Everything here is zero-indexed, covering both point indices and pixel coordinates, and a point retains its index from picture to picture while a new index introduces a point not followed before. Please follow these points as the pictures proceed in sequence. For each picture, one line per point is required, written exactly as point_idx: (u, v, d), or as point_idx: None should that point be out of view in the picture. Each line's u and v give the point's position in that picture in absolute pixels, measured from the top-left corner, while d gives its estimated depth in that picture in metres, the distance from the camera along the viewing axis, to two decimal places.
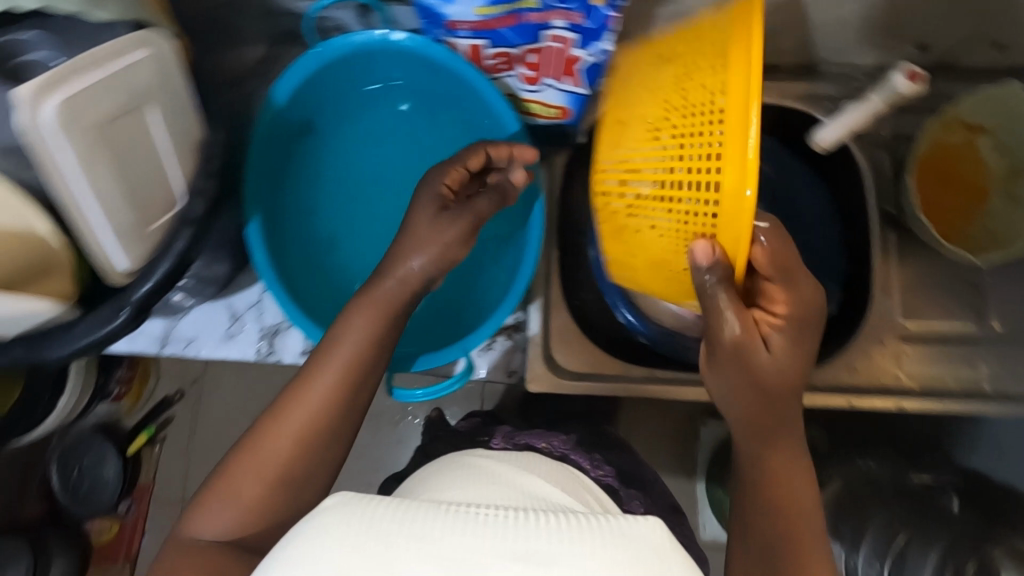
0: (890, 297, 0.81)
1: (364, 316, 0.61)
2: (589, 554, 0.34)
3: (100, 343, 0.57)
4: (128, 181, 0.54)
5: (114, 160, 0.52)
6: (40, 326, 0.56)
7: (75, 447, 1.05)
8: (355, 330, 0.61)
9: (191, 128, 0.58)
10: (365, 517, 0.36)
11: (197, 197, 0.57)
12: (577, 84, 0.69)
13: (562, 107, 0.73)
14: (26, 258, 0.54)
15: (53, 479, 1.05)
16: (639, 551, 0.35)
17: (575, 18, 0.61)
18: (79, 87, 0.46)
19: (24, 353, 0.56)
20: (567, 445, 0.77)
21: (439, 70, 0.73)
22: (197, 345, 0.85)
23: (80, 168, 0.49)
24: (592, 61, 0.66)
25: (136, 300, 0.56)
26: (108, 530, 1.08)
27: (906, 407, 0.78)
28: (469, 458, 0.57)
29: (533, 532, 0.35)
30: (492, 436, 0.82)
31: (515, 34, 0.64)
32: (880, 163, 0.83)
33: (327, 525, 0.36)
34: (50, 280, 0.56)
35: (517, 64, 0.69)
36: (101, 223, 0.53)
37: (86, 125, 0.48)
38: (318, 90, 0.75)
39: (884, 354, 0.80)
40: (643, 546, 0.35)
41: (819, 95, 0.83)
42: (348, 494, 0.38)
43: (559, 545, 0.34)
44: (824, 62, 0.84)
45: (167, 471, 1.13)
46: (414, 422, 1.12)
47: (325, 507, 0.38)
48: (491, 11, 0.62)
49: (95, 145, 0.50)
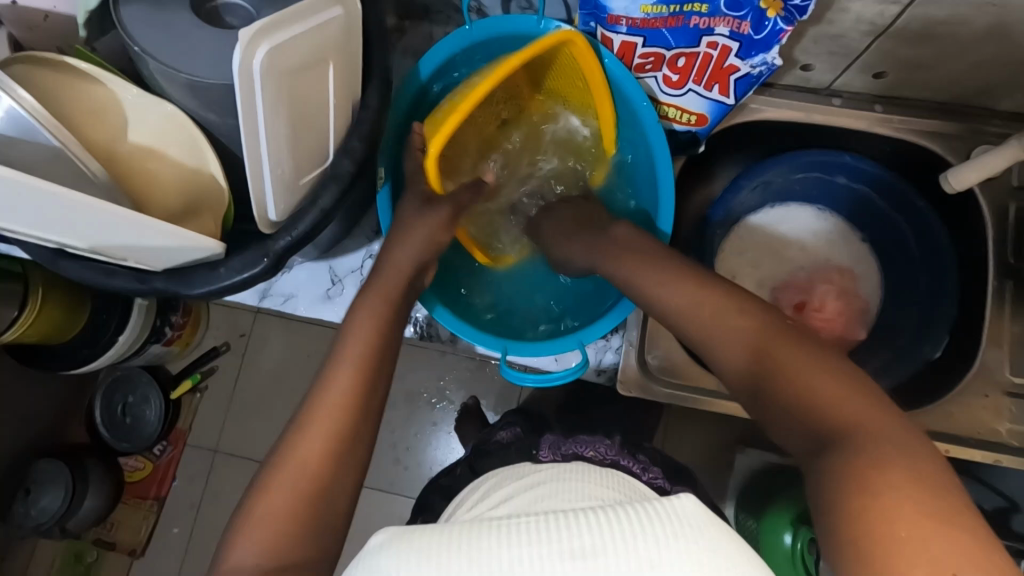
0: (1000, 350, 0.78)
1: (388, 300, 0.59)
2: (644, 542, 0.34)
3: (239, 287, 0.59)
4: (297, 133, 0.55)
5: (291, 110, 0.53)
6: (191, 263, 0.59)
7: (124, 382, 1.06)
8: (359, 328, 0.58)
9: (349, 89, 0.59)
10: (415, 543, 0.36)
11: (349, 155, 0.59)
12: (724, 93, 0.69)
13: (700, 114, 0.73)
14: (192, 194, 0.56)
15: (99, 412, 1.07)
16: (692, 531, 0.35)
17: (741, 27, 0.61)
18: (284, 37, 0.47)
19: (172, 283, 0.58)
20: (614, 450, 0.72)
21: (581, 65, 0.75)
22: (295, 302, 0.87)
23: (265, 115, 0.50)
24: (750, 72, 0.66)
25: (278, 250, 0.57)
26: (143, 468, 1.11)
27: (1004, 462, 0.75)
28: (527, 480, 0.53)
29: (581, 529, 0.35)
30: (537, 447, 0.74)
31: (674, 36, 0.64)
32: (1005, 212, 0.79)
33: (369, 565, 0.36)
34: (201, 218, 0.57)
35: (664, 66, 0.69)
36: (268, 172, 0.55)
37: (280, 74, 0.49)
38: (463, 66, 0.77)
39: (985, 406, 0.77)
40: (694, 527, 0.35)
41: (947, 134, 0.81)
42: (391, 530, 0.37)
43: (604, 537, 0.34)
44: (962, 102, 0.80)
45: (208, 418, 1.15)
46: (449, 406, 1.12)
47: (367, 552, 0.37)
48: (656, 10, 0.62)
49: (281, 94, 0.51)
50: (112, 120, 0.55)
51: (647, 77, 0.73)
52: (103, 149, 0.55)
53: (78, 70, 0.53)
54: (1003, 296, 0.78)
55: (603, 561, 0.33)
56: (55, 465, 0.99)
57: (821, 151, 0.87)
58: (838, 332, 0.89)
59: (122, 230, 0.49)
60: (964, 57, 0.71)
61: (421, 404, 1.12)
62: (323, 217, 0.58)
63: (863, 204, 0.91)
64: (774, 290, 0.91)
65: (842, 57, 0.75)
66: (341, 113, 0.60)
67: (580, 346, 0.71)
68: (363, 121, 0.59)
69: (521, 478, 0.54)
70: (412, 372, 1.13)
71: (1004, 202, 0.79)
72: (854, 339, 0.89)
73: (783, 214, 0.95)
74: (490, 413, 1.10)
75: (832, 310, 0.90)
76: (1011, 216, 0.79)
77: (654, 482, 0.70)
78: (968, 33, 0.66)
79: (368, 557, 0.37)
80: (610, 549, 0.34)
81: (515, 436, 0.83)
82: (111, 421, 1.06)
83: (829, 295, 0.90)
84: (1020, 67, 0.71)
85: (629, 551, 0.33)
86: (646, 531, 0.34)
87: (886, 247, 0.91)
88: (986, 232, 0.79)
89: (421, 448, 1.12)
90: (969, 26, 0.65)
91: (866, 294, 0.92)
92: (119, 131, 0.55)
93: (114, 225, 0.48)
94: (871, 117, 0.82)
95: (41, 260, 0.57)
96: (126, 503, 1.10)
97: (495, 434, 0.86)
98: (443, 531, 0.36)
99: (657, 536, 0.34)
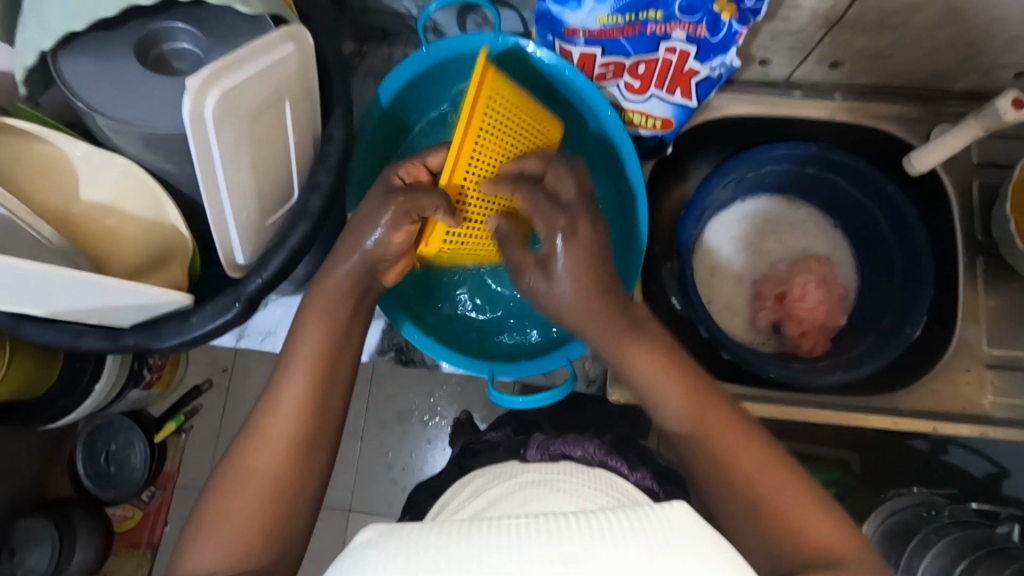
0: (977, 324, 0.80)
1: (330, 335, 0.59)
2: (629, 550, 0.31)
3: (212, 335, 0.57)
4: (259, 175, 0.54)
5: (251, 152, 0.52)
6: (159, 315, 0.57)
7: (105, 429, 1.02)
8: (327, 349, 0.58)
9: (311, 123, 0.58)
10: (408, 548, 0.32)
11: (315, 191, 0.57)
12: (687, 96, 0.69)
13: (665, 118, 0.73)
14: (157, 247, 0.55)
15: (81, 463, 1.02)
16: (679, 535, 0.32)
17: (698, 31, 0.62)
18: (235, 80, 0.46)
19: (143, 338, 0.56)
20: (602, 450, 0.71)
21: (557, 77, 0.72)
22: (275, 338, 0.86)
23: (225, 159, 0.49)
24: (711, 75, 0.66)
25: (248, 294, 0.55)
26: (132, 515, 1.06)
27: (991, 435, 0.76)
28: (530, 480, 0.51)
29: (565, 536, 0.31)
30: (525, 446, 0.72)
31: (632, 44, 0.65)
32: (969, 189, 0.82)
33: (356, 562, 0.33)
34: (168, 269, 0.55)
35: (625, 74, 0.69)
36: (230, 219, 0.53)
37: (235, 119, 0.48)
38: (424, 87, 0.76)
39: (968, 380, 0.79)
40: (679, 531, 0.32)
41: (906, 116, 0.83)
42: (381, 533, 0.33)
43: (596, 542, 0.31)
44: (916, 85, 0.82)
45: (195, 459, 1.11)
46: (441, 422, 1.10)
47: (352, 548, 0.34)
48: (613, 20, 0.62)
49: (240, 135, 0.49)
50: (65, 182, 0.53)
51: (608, 85, 0.72)
52: (59, 212, 0.53)
53: (24, 132, 0.52)
54: (975, 272, 0.80)
55: (595, 564, 0.30)
56: (37, 525, 0.95)
57: (785, 144, 0.87)
58: (821, 319, 0.89)
59: (84, 290, 0.48)
60: (915, 42, 0.73)
61: (412, 422, 1.10)
62: (293, 256, 0.56)
63: (831, 188, 0.91)
64: (755, 283, 0.93)
65: (799, 50, 0.76)
66: (305, 148, 0.59)
67: (568, 363, 0.70)
68: (327, 154, 0.58)
69: (509, 480, 0.52)
70: (401, 393, 1.11)
71: (968, 179, 0.81)
72: (835, 325, 0.90)
73: (753, 207, 0.96)
74: (482, 424, 1.08)
75: (814, 300, 0.88)
76: (974, 191, 0.81)
77: (642, 483, 0.69)
78: (917, 18, 0.68)
79: (355, 553, 0.34)
80: (602, 550, 0.30)
81: (504, 436, 0.81)
82: (96, 471, 1.01)
83: (810, 284, 0.89)
84: (972, 49, 0.73)
85: (622, 554, 0.30)
86: (638, 537, 0.31)
87: (860, 232, 0.93)
88: (952, 211, 0.81)
89: (415, 467, 1.10)
90: (918, 12, 0.67)
91: (845, 281, 0.94)
92: (74, 190, 0.54)
93: (72, 285, 0.46)
94: (832, 106, 0.84)
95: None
96: (118, 554, 1.06)
97: (485, 435, 0.84)
98: (438, 529, 0.33)
99: (649, 541, 0.31)
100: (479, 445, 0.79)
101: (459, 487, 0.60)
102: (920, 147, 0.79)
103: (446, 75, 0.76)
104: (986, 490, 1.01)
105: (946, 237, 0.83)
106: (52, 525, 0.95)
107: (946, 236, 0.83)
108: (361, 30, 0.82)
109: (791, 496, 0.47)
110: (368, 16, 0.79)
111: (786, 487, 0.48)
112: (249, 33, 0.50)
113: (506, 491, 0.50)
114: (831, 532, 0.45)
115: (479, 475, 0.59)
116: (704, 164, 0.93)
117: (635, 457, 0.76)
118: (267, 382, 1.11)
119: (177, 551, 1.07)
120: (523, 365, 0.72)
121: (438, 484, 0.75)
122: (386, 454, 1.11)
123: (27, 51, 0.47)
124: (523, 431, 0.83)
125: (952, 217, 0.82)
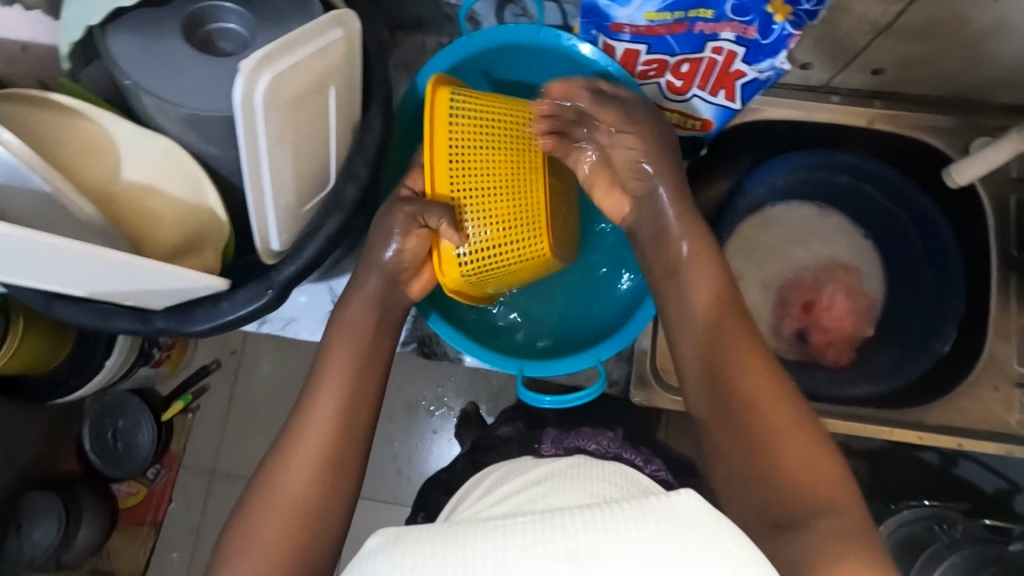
0: (1008, 342, 0.79)
1: None
2: (629, 546, 0.29)
3: (244, 320, 0.56)
4: (301, 161, 0.54)
5: (295, 137, 0.51)
6: (186, 299, 0.56)
7: (112, 408, 1.00)
8: None
9: (351, 109, 0.57)
10: (419, 556, 0.30)
11: (352, 181, 0.56)
12: (730, 98, 0.68)
13: (705, 120, 0.72)
14: (191, 230, 0.55)
15: (88, 441, 1.01)
16: (684, 531, 0.29)
17: (748, 32, 0.60)
18: (285, 64, 0.45)
19: (173, 321, 0.56)
20: (616, 443, 0.70)
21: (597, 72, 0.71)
22: (296, 325, 0.86)
23: (269, 142, 0.48)
24: (758, 77, 0.65)
25: (282, 280, 0.55)
26: (137, 493, 1.06)
27: (1016, 454, 0.75)
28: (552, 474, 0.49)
29: (564, 533, 0.30)
30: (540, 441, 0.71)
31: (679, 43, 0.63)
32: (1006, 206, 0.80)
33: (367, 569, 0.31)
34: (202, 253, 0.55)
35: (667, 73, 0.68)
36: (269, 204, 0.53)
37: (281, 105, 0.47)
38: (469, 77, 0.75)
39: (995, 398, 0.78)
40: (685, 527, 0.30)
41: (946, 128, 0.81)
42: (390, 538, 0.32)
43: (598, 537, 0.29)
44: (958, 96, 0.80)
45: (204, 439, 1.10)
46: (451, 413, 1.10)
47: (362, 556, 0.33)
48: (661, 17, 0.61)
49: (285, 120, 0.48)
50: (105, 157, 0.52)
51: (649, 83, 0.71)
52: (97, 190, 0.52)
53: (63, 107, 0.51)
54: (1008, 289, 0.79)
55: (600, 561, 0.28)
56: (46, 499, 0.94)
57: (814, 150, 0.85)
58: (847, 330, 0.88)
59: (118, 273, 0.47)
60: (963, 53, 0.71)
61: (421, 412, 1.10)
62: (328, 244, 0.56)
63: (861, 196, 0.90)
64: (780, 290, 0.92)
65: (842, 56, 0.74)
66: (344, 136, 0.58)
67: (597, 364, 0.70)
68: (366, 144, 0.57)
69: (542, 468, 0.52)
70: (411, 384, 1.10)
71: (1005, 195, 0.80)
72: (862, 337, 0.89)
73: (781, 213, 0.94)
74: (488, 416, 1.08)
75: (842, 310, 0.88)
76: (1012, 207, 0.80)
77: (658, 475, 0.68)
78: (969, 27, 0.66)
79: (366, 560, 0.32)
80: (605, 547, 0.29)
81: (517, 430, 0.80)
82: (102, 449, 1.00)
83: (838, 294, 0.89)
84: (1020, 62, 0.71)
85: (626, 549, 0.29)
86: (640, 528, 0.29)
87: (889, 241, 0.91)
88: (987, 227, 0.80)
89: (423, 457, 1.09)
90: (971, 21, 0.65)
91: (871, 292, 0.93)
92: (110, 172, 0.53)
93: (104, 265, 0.45)
94: (870, 113, 0.82)
95: (29, 299, 0.54)
96: (121, 530, 1.05)
97: (497, 430, 0.82)
98: (446, 532, 0.31)
99: (652, 533, 0.29)
100: (492, 440, 0.78)
101: (473, 483, 0.59)
102: (960, 160, 0.78)
103: (484, 65, 0.74)
104: (999, 507, 1.00)
105: (979, 254, 0.82)
106: (59, 502, 0.94)
107: (978, 251, 0.82)
108: (396, 18, 0.81)
109: (806, 447, 0.49)
110: (404, 4, 0.77)
111: (796, 441, 0.50)
112: (296, 17, 0.49)
113: (542, 478, 0.50)
114: (814, 465, 0.48)
115: (495, 471, 0.59)
116: (735, 167, 0.92)
117: (653, 453, 0.75)
118: (280, 367, 1.11)
119: (184, 531, 1.07)
120: (549, 363, 0.71)
121: (453, 476, 0.75)
122: (394, 445, 1.10)
123: (73, 27, 0.47)
124: (536, 425, 0.83)
125: (987, 233, 0.81)
